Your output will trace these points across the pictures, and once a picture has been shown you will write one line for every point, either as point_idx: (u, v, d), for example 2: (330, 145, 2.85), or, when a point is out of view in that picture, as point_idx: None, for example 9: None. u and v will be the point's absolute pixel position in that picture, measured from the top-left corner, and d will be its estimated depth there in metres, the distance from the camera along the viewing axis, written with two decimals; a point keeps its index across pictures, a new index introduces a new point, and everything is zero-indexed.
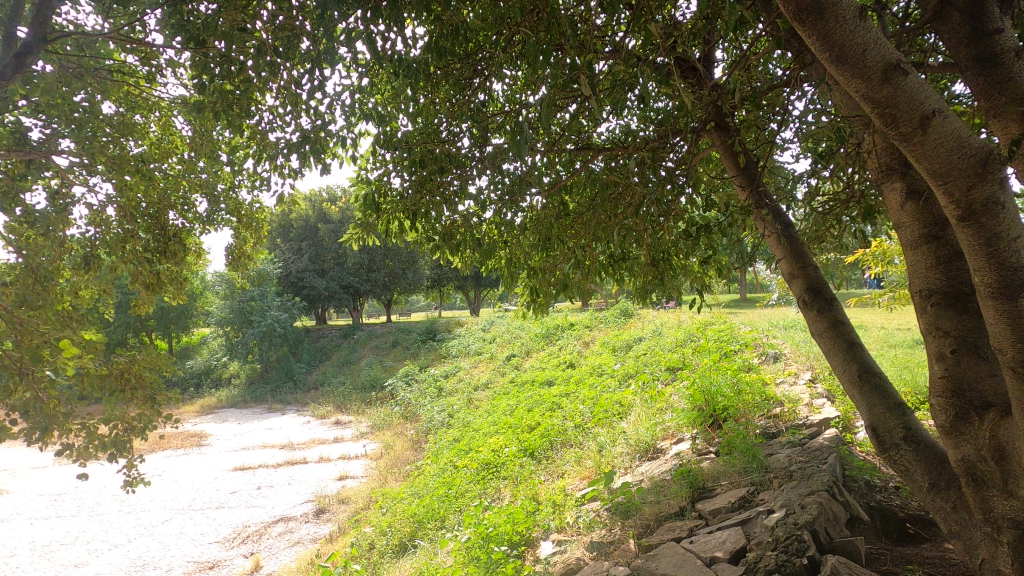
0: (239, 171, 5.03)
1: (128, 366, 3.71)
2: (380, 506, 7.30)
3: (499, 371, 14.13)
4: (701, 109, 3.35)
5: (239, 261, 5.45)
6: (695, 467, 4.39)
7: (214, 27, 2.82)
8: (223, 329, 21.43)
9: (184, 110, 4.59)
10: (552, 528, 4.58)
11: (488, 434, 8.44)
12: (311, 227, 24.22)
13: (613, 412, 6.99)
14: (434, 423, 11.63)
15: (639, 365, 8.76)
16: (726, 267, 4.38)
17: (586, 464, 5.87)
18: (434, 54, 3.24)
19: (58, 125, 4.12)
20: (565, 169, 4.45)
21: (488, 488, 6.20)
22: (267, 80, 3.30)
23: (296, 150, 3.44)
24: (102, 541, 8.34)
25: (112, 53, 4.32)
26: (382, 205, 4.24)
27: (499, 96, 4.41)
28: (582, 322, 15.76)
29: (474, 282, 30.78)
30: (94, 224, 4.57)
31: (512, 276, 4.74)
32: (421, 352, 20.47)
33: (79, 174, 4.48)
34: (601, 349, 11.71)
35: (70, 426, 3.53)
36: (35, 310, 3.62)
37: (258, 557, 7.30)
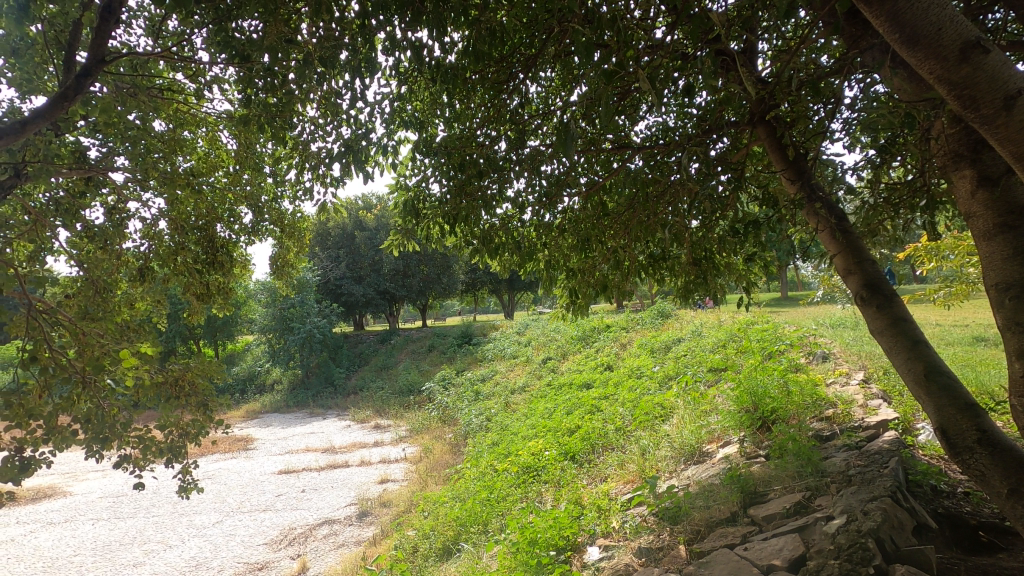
0: (283, 182, 5.17)
1: (182, 373, 3.85)
2: (422, 510, 7.34)
3: (536, 374, 14.09)
4: (745, 102, 3.28)
5: (283, 270, 5.57)
6: (746, 470, 4.23)
7: (261, 42, 2.89)
8: (266, 336, 22.05)
9: (229, 126, 4.73)
10: (598, 533, 4.51)
11: (527, 438, 8.40)
12: (348, 235, 24.75)
13: (655, 414, 6.87)
14: (472, 426, 11.68)
15: (679, 366, 8.60)
16: (773, 265, 4.25)
17: (629, 467, 5.77)
18: (471, 59, 3.26)
19: (114, 144, 4.31)
20: (602, 170, 4.41)
21: (529, 492, 6.17)
22: (309, 91, 3.37)
23: (338, 160, 3.53)
24: (158, 542, 8.67)
25: (162, 74, 4.48)
26: (421, 211, 4.30)
27: (535, 98, 4.41)
28: (618, 324, 15.60)
29: (508, 286, 30.85)
30: (147, 238, 4.74)
31: (551, 279, 4.70)
32: (457, 356, 20.62)
33: (134, 190, 4.68)
34: (639, 350, 11.56)
35: (129, 437, 3.64)
36: (97, 321, 3.78)
37: (305, 559, 7.45)
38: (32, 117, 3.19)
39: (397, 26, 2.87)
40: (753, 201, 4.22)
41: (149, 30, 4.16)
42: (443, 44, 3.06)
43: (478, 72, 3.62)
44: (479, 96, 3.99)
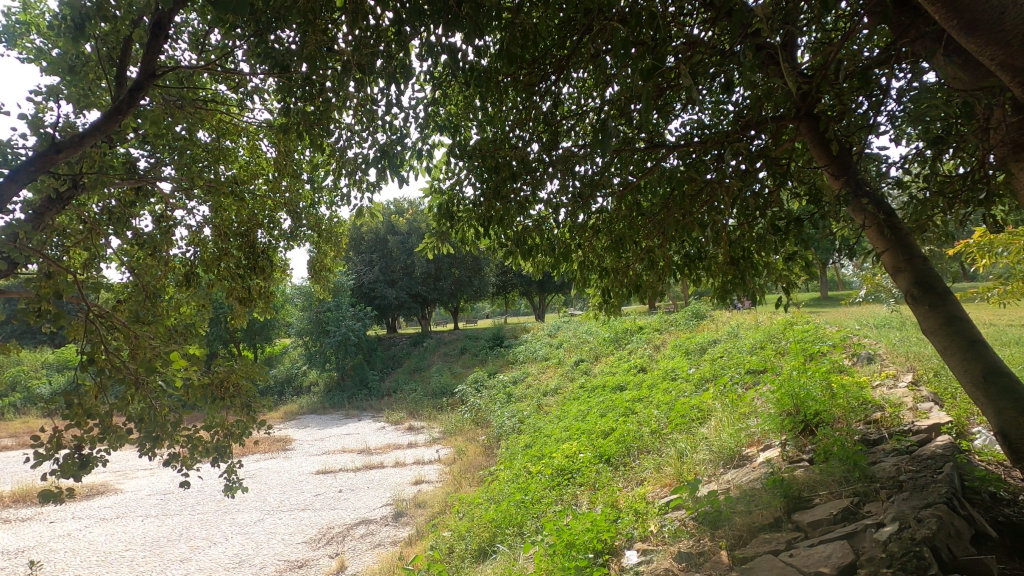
0: (320, 187, 5.28)
1: (227, 375, 3.99)
2: (457, 511, 7.38)
3: (568, 375, 14.03)
4: (786, 98, 3.20)
5: (321, 274, 5.69)
6: (788, 475, 4.11)
7: (301, 51, 2.98)
8: (302, 339, 22.57)
9: (270, 135, 4.87)
10: (635, 537, 4.45)
11: (560, 440, 8.36)
12: (380, 239, 25.17)
13: (692, 417, 6.74)
14: (505, 428, 11.69)
15: (715, 368, 8.43)
16: (815, 263, 4.12)
17: (666, 470, 5.68)
18: (505, 61, 3.28)
19: (161, 154, 4.48)
20: (636, 170, 4.37)
21: (564, 494, 6.14)
22: (346, 99, 3.45)
23: (375, 166, 3.61)
24: (204, 538, 8.96)
25: (206, 86, 4.64)
26: (455, 214, 4.34)
27: (567, 100, 4.41)
28: (651, 325, 15.42)
29: (539, 288, 30.78)
30: (192, 245, 4.91)
31: (585, 280, 4.67)
32: (489, 359, 20.70)
33: (179, 199, 4.85)
34: (673, 352, 11.39)
35: (179, 437, 3.77)
36: (147, 325, 3.94)
37: (343, 557, 7.58)
38: (90, 129, 3.36)
39: (433, 31, 2.91)
40: (793, 198, 4.11)
41: (192, 43, 4.31)
42: (477, 47, 3.09)
43: (511, 75, 3.64)
44: (512, 99, 4.00)
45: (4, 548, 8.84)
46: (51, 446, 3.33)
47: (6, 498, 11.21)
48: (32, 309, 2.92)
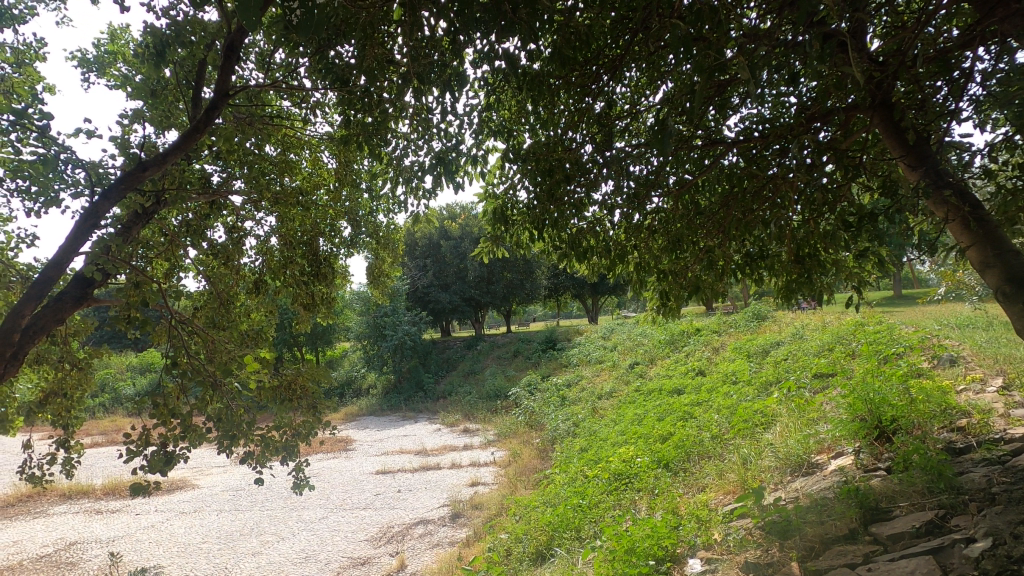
0: (377, 195, 5.44)
1: (294, 377, 4.17)
2: (514, 514, 7.37)
3: (623, 379, 13.81)
4: (855, 86, 3.06)
5: (379, 280, 5.85)
6: (863, 484, 3.89)
7: (361, 65, 3.11)
8: (361, 343, 23.28)
9: (331, 146, 5.06)
10: (698, 544, 4.33)
11: (616, 444, 8.25)
12: (434, 245, 25.66)
13: (755, 422, 6.49)
14: (560, 432, 11.62)
15: (780, 372, 8.08)
16: (890, 260, 3.89)
17: (729, 477, 5.49)
18: (558, 63, 3.30)
19: (232, 169, 4.76)
20: (694, 168, 4.27)
21: (622, 500, 6.04)
22: (402, 109, 3.57)
23: (431, 173, 3.71)
24: (273, 533, 9.41)
25: (273, 103, 4.89)
26: (509, 218, 4.37)
27: (620, 100, 4.37)
28: (710, 327, 14.96)
29: (590, 290, 30.46)
30: (261, 253, 5.17)
31: (641, 282, 4.59)
32: (542, 362, 20.69)
33: (249, 210, 5.12)
34: (734, 354, 11.01)
35: (253, 436, 3.97)
36: (223, 331, 4.18)
37: (403, 556, 7.75)
38: (171, 149, 3.67)
39: (487, 38, 2.96)
40: (865, 191, 3.90)
41: (259, 63, 4.55)
42: (529, 52, 3.12)
43: (563, 77, 3.64)
44: (563, 101, 4.00)
45: (97, 536, 9.59)
46: (140, 443, 3.59)
47: (99, 491, 12.14)
48: (123, 317, 3.21)
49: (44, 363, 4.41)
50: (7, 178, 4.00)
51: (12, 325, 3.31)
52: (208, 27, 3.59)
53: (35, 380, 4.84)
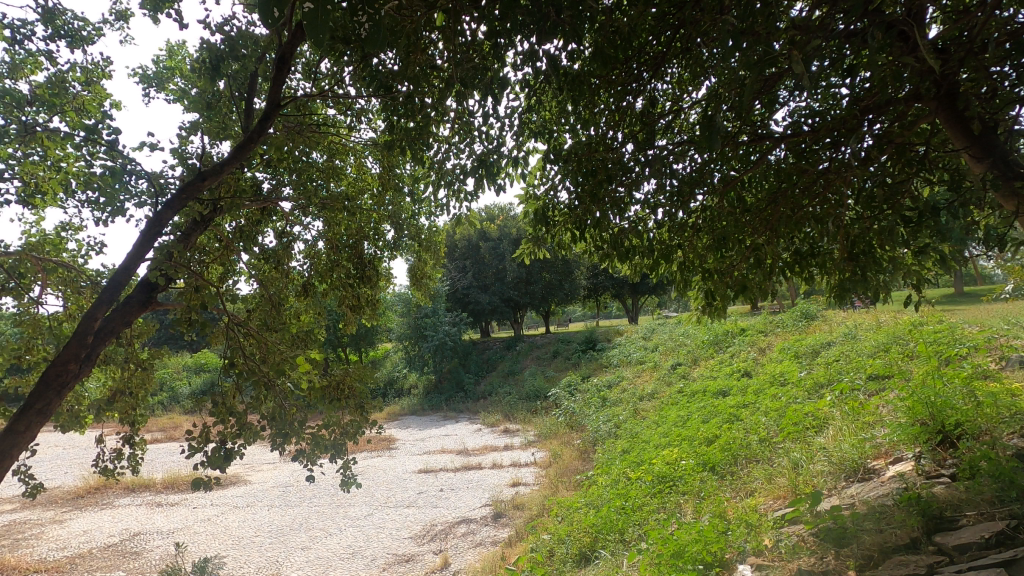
0: (419, 198, 5.52)
1: (343, 377, 4.28)
2: (556, 514, 7.35)
3: (665, 379, 13.59)
4: (914, 75, 2.93)
5: (421, 281, 5.94)
6: (925, 491, 3.72)
7: (405, 71, 3.18)
8: (402, 344, 23.68)
9: (375, 151, 5.18)
10: (748, 550, 4.20)
11: (660, 446, 8.13)
12: (473, 246, 25.87)
13: (806, 425, 6.27)
14: (601, 433, 11.51)
15: (832, 373, 7.78)
16: (953, 257, 3.70)
17: (779, 482, 5.32)
18: (600, 62, 3.29)
19: (282, 176, 4.94)
20: (740, 164, 4.17)
21: (667, 503, 5.95)
22: (444, 112, 3.63)
23: (473, 175, 3.76)
24: (321, 529, 9.70)
25: (319, 111, 5.03)
26: (551, 219, 4.37)
27: (662, 97, 4.31)
28: (755, 327, 14.55)
29: (630, 290, 30.04)
30: (309, 257, 5.32)
31: (686, 282, 4.49)
32: (582, 363, 20.58)
33: (297, 216, 5.29)
34: (781, 355, 10.67)
35: (304, 434, 4.09)
36: (275, 333, 4.35)
37: (447, 554, 7.84)
38: (228, 159, 3.85)
39: (529, 39, 2.97)
40: (924, 185, 3.73)
41: (305, 73, 4.70)
42: (570, 51, 3.12)
43: (604, 76, 3.62)
44: (603, 100, 3.97)
45: (159, 528, 10.09)
46: (200, 439, 3.78)
47: (159, 484, 12.77)
48: (184, 319, 3.39)
49: (112, 363, 4.68)
50: (78, 190, 4.26)
51: (87, 327, 3.54)
52: (260, 41, 3.74)
53: (103, 379, 5.14)
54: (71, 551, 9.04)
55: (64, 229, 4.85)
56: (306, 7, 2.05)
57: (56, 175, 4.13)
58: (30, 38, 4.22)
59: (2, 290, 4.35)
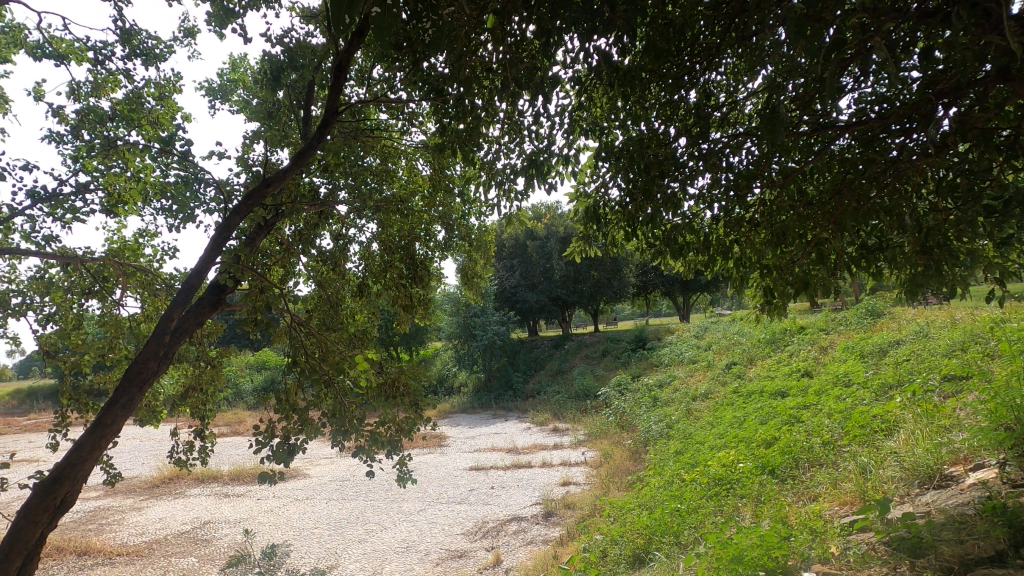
0: (469, 199, 5.57)
1: (397, 376, 4.34)
2: (608, 515, 7.27)
3: (719, 379, 13.19)
4: (996, 54, 2.74)
5: (472, 281, 5.99)
6: (1012, 502, 3.45)
7: (457, 73, 3.23)
8: (452, 343, 24.04)
9: (426, 154, 5.26)
10: (813, 558, 4.00)
11: (715, 447, 7.91)
12: (520, 245, 25.94)
13: (874, 429, 5.96)
14: (652, 433, 11.31)
15: (902, 373, 7.35)
16: None
17: (846, 487, 5.08)
18: (653, 56, 3.24)
19: (338, 181, 5.10)
20: (801, 155, 4.00)
21: (724, 506, 5.78)
22: (494, 113, 3.66)
23: (523, 175, 3.78)
24: (376, 523, 9.97)
25: (372, 116, 5.15)
26: (602, 216, 4.32)
27: (716, 89, 4.20)
28: (816, 325, 13.94)
29: (681, 288, 29.32)
30: (364, 259, 5.47)
31: (743, 278, 4.33)
32: (632, 362, 20.28)
33: (352, 219, 5.45)
34: (845, 354, 10.18)
35: (361, 431, 4.21)
36: (334, 333, 4.50)
37: (499, 552, 7.90)
38: (290, 166, 4.02)
39: (580, 37, 2.96)
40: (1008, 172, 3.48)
41: (359, 79, 4.83)
42: (622, 46, 3.09)
43: (655, 69, 3.54)
44: (656, 94, 3.90)
45: (226, 517, 10.65)
46: (266, 434, 3.95)
47: (226, 476, 13.47)
48: (250, 319, 3.57)
49: (185, 361, 4.98)
50: (154, 199, 4.56)
51: (165, 327, 3.78)
52: (317, 51, 3.88)
53: (177, 376, 5.46)
54: (149, 536, 9.67)
55: (141, 235, 5.19)
56: (372, 12, 2.08)
57: (135, 185, 4.43)
58: (110, 58, 4.54)
59: (89, 292, 4.70)
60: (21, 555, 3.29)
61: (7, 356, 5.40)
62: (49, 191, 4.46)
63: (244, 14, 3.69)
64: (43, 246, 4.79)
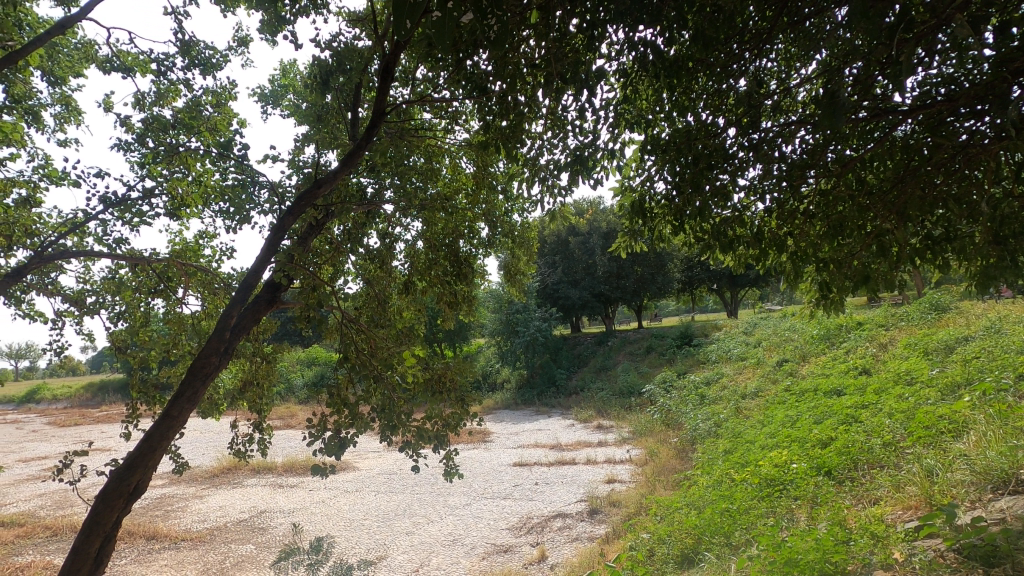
0: (513, 196, 5.59)
1: (443, 372, 4.39)
2: (655, 513, 7.16)
3: (770, 377, 12.77)
4: None
5: (516, 277, 6.00)
6: None
7: (501, 70, 3.25)
8: (495, 339, 24.20)
9: (470, 152, 5.30)
10: (874, 564, 3.83)
11: (766, 447, 7.67)
12: (562, 242, 25.86)
13: (940, 429, 5.66)
14: (700, 431, 11.09)
15: (971, 371, 6.94)
16: None
17: (909, 491, 4.84)
18: (701, 45, 3.15)
19: (384, 181, 5.20)
20: (860, 142, 3.82)
21: (776, 507, 5.61)
22: (536, 108, 3.65)
23: (567, 170, 3.76)
24: (423, 516, 10.16)
25: (417, 117, 5.23)
26: (648, 211, 4.25)
27: (767, 77, 4.05)
28: (875, 320, 13.31)
29: (728, 283, 28.55)
30: (410, 257, 5.57)
31: (797, 272, 4.16)
32: (677, 359, 19.92)
33: (398, 218, 5.55)
34: (907, 351, 9.67)
35: (408, 425, 4.25)
36: (382, 330, 4.60)
37: (544, 547, 7.92)
38: (340, 166, 4.13)
39: (625, 29, 2.91)
40: None
41: (403, 80, 4.92)
42: (668, 36, 3.02)
43: (703, 59, 3.45)
44: (703, 84, 3.80)
45: (281, 507, 11.09)
46: (319, 427, 4.08)
47: (281, 467, 14.02)
48: (303, 316, 3.69)
49: (242, 356, 5.20)
50: (214, 202, 4.79)
51: (225, 324, 3.96)
52: (362, 54, 3.99)
53: (235, 371, 5.71)
54: (210, 523, 10.18)
55: (201, 237, 5.46)
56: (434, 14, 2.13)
57: (196, 188, 4.67)
58: (171, 69, 4.79)
59: (155, 291, 4.99)
60: (100, 536, 3.53)
61: (82, 352, 5.79)
62: (118, 196, 4.76)
63: (294, 21, 3.82)
64: (114, 248, 5.10)
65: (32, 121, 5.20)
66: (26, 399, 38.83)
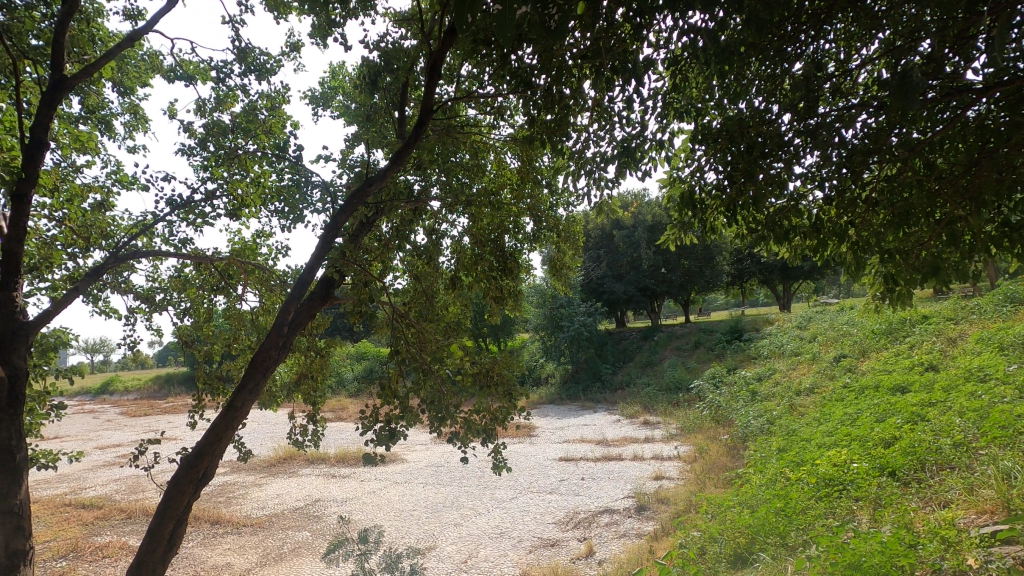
0: (558, 189, 5.55)
1: (491, 365, 4.40)
2: (706, 512, 7.00)
3: (827, 373, 12.26)
4: None
5: (561, 271, 5.97)
6: None
7: (547, 63, 3.22)
8: (539, 334, 24.19)
9: (514, 147, 5.31)
10: (945, 570, 3.64)
11: (824, 446, 7.37)
12: (606, 236, 25.57)
13: (1018, 430, 5.29)
14: (751, 428, 10.77)
15: None
16: None
17: (983, 494, 4.56)
18: (753, 29, 3.04)
19: (430, 178, 5.28)
20: (929, 125, 3.59)
21: (836, 508, 5.39)
22: (582, 100, 3.60)
23: (614, 162, 3.70)
24: (470, 508, 10.30)
25: (462, 113, 5.27)
26: (697, 202, 4.14)
27: (825, 59, 3.86)
28: (942, 313, 12.55)
29: (781, 276, 27.54)
30: (456, 253, 5.63)
31: (858, 263, 3.96)
32: (727, 354, 19.39)
33: (444, 214, 5.62)
34: (979, 346, 9.09)
35: (456, 418, 4.29)
36: (429, 325, 4.67)
37: (591, 542, 7.89)
38: (388, 164, 4.21)
39: (673, 15, 2.84)
40: None
41: (449, 78, 4.96)
42: (718, 22, 2.92)
43: (756, 43, 3.32)
44: (756, 69, 3.66)
45: (334, 496, 11.46)
46: (371, 419, 4.19)
47: (333, 458, 14.49)
48: (355, 312, 3.80)
49: (297, 350, 5.38)
50: (270, 202, 4.98)
51: (282, 319, 4.11)
52: (408, 54, 4.05)
53: (290, 365, 5.92)
54: (269, 510, 10.64)
55: (258, 236, 5.69)
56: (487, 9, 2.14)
57: (254, 189, 4.87)
58: (229, 75, 5.00)
59: (217, 288, 5.24)
60: (172, 520, 3.74)
61: (151, 346, 6.14)
62: (183, 199, 5.02)
63: (343, 24, 3.91)
64: (180, 247, 5.38)
65: (105, 130, 5.53)
66: (101, 391, 41.57)
